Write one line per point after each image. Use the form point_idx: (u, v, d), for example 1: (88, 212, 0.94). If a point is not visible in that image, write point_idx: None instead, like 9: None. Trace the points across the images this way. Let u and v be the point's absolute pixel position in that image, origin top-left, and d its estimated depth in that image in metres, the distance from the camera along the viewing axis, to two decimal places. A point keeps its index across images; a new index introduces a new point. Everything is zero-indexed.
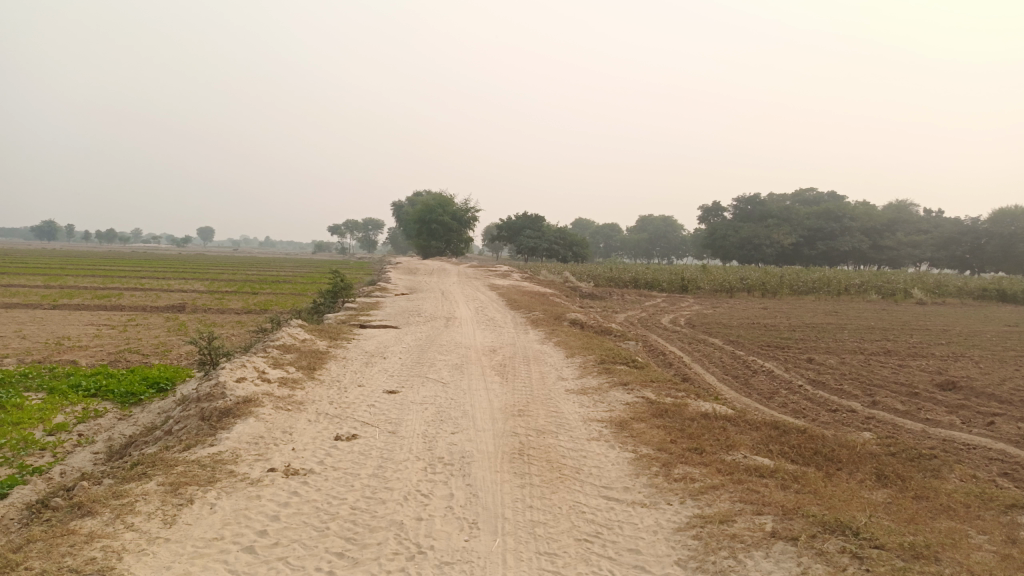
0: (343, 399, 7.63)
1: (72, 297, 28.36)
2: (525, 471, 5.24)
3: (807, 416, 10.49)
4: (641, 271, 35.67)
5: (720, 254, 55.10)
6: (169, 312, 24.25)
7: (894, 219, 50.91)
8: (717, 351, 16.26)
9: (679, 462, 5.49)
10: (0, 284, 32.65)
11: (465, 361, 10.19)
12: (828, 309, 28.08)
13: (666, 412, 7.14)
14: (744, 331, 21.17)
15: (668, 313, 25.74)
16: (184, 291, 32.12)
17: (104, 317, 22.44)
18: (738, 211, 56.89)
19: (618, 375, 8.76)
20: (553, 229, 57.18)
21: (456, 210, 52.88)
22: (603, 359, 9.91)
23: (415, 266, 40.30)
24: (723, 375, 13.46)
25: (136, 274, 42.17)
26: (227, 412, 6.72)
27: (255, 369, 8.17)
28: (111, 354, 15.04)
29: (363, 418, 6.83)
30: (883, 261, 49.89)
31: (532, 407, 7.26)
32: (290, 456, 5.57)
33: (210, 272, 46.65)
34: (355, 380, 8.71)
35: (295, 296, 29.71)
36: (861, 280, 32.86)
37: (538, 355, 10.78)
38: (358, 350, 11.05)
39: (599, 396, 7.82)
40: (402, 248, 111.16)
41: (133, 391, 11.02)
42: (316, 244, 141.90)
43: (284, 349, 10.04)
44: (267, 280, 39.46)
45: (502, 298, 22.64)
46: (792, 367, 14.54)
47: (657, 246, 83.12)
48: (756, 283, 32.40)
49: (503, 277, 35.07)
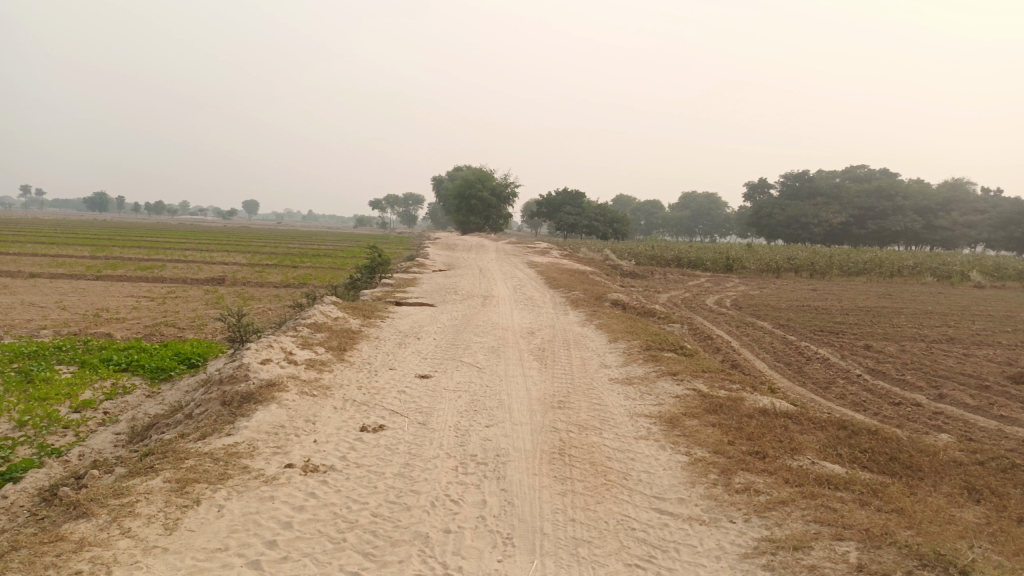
0: (372, 383, 7.18)
1: (115, 268, 28.61)
2: (567, 474, 4.70)
3: (869, 409, 9.75)
4: (684, 250, 34.71)
5: (765, 232, 53.49)
6: (208, 284, 24.26)
7: (950, 198, 48.68)
8: (766, 335, 15.47)
9: (739, 468, 4.90)
10: (49, 254, 33.26)
11: (502, 344, 9.67)
12: (881, 292, 26.84)
13: (720, 407, 6.52)
14: (794, 314, 20.24)
15: (714, 294, 24.84)
16: (224, 264, 32.22)
17: (145, 288, 22.52)
18: (785, 188, 55.07)
19: (666, 363, 8.15)
20: (593, 205, 56.18)
21: (495, 185, 52.24)
22: (649, 344, 9.29)
23: (453, 241, 39.86)
24: (774, 362, 12.72)
25: (181, 246, 42.61)
26: (249, 397, 6.31)
27: (282, 349, 7.76)
28: (147, 327, 14.93)
29: (392, 406, 6.37)
30: (937, 241, 47.79)
31: (573, 398, 6.71)
32: (310, 450, 5.11)
33: (252, 245, 46.95)
34: (386, 362, 8.27)
35: (333, 271, 29.52)
36: (916, 262, 31.36)
37: (578, 338, 10.21)
38: (391, 329, 10.62)
39: (646, 387, 7.22)
40: (442, 223, 111.16)
41: (164, 367, 10.77)
42: (358, 219, 142.89)
43: (315, 327, 9.65)
44: (307, 254, 39.43)
45: (541, 276, 22.08)
46: (848, 354, 13.71)
47: (700, 224, 81.37)
48: (805, 263, 31.17)
49: (542, 254, 34.46)
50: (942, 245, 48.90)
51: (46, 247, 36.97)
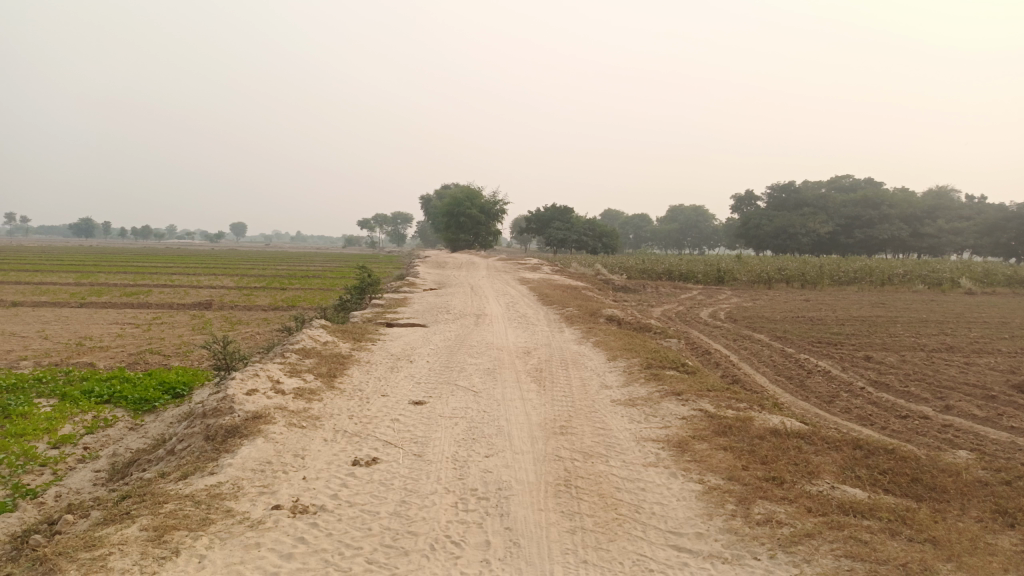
0: (364, 412, 6.85)
1: (100, 294, 28.14)
2: (575, 510, 4.40)
3: (876, 424, 9.50)
4: (675, 263, 34.56)
5: (754, 244, 53.57)
6: (195, 309, 23.84)
7: (935, 205, 48.88)
8: (765, 349, 15.24)
9: (758, 497, 4.61)
10: (32, 282, 32.70)
11: (498, 366, 9.35)
12: (874, 301, 26.72)
13: (730, 428, 6.24)
14: (789, 325, 20.05)
15: (708, 306, 24.64)
16: (212, 287, 31.80)
17: (130, 314, 22.06)
18: (772, 199, 55.25)
19: (669, 382, 7.86)
20: (582, 220, 56.11)
21: (484, 202, 52.11)
22: (650, 362, 9.00)
23: (443, 260, 39.61)
24: (775, 376, 12.47)
25: (168, 271, 42.04)
26: (234, 431, 5.96)
27: (269, 377, 7.41)
28: (132, 355, 14.51)
29: (386, 437, 6.05)
30: (924, 249, 47.99)
31: (575, 423, 6.41)
32: (299, 488, 4.79)
33: (240, 267, 46.46)
34: (378, 389, 7.94)
35: (322, 292, 29.15)
36: (906, 270, 31.33)
37: (576, 357, 9.91)
38: (382, 353, 10.29)
39: (650, 409, 6.93)
40: (431, 241, 110.96)
41: (147, 398, 10.36)
42: (347, 240, 142.61)
43: (304, 353, 9.32)
44: (296, 275, 39.05)
45: (533, 292, 21.82)
46: (848, 366, 13.48)
47: (689, 236, 81.55)
48: (796, 274, 31.06)
49: (533, 270, 34.23)
50: (928, 252, 49.03)
51: (31, 275, 36.41)
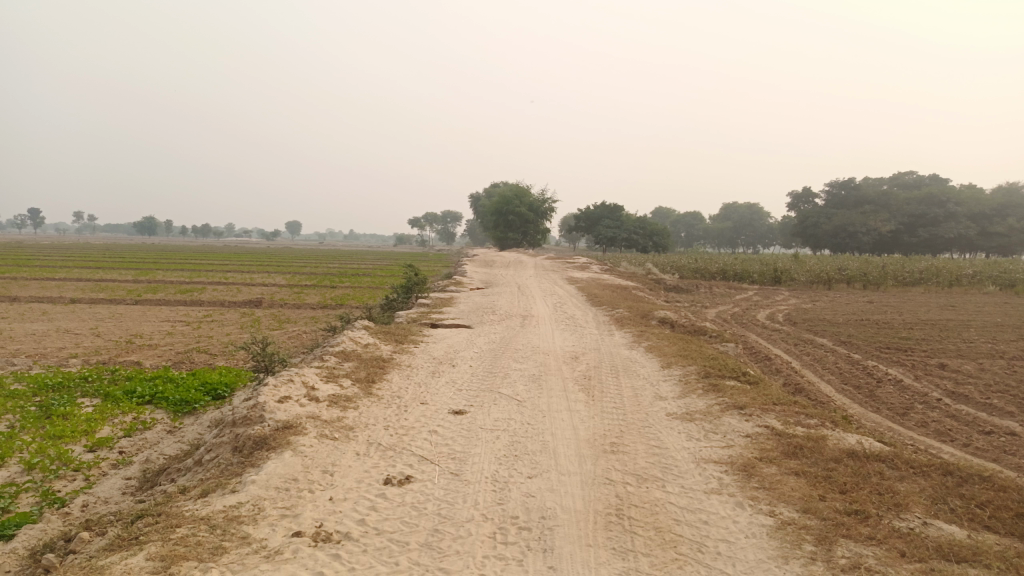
0: (401, 422, 6.43)
1: (155, 292, 28.62)
2: (628, 547, 3.88)
3: (957, 441, 8.68)
4: (729, 262, 33.49)
5: (811, 243, 51.77)
6: (245, 307, 23.97)
7: (1005, 202, 46.36)
8: (829, 354, 14.37)
9: (839, 536, 4.01)
10: (93, 279, 33.55)
11: (544, 372, 8.84)
12: (943, 303, 25.27)
13: (800, 450, 5.62)
14: (853, 329, 19.01)
15: (765, 308, 23.66)
16: (264, 285, 32.09)
17: (182, 312, 22.27)
18: (830, 196, 53.31)
19: (730, 395, 7.25)
20: (633, 218, 55.09)
21: (533, 201, 51.61)
22: (708, 371, 8.39)
23: (491, 258, 39.31)
24: (841, 386, 11.65)
25: (222, 268, 42.79)
26: (262, 442, 5.61)
27: (303, 383, 7.05)
28: (178, 354, 14.50)
29: (422, 451, 5.62)
30: (992, 248, 45.54)
31: (627, 440, 5.86)
32: (324, 511, 4.39)
33: (293, 265, 46.96)
34: (417, 395, 7.52)
35: (370, 291, 29.11)
36: (976, 271, 29.61)
37: (627, 364, 9.33)
38: (425, 356, 9.89)
39: (710, 425, 6.34)
40: (480, 239, 111.00)
41: (188, 400, 10.18)
42: (398, 237, 143.95)
43: (343, 356, 8.97)
44: (346, 274, 39.29)
45: (582, 293, 21.24)
46: (921, 375, 12.54)
47: (742, 235, 79.49)
48: (857, 274, 29.68)
49: (582, 270, 33.58)
50: (998, 252, 46.57)
51: (92, 272, 37.45)
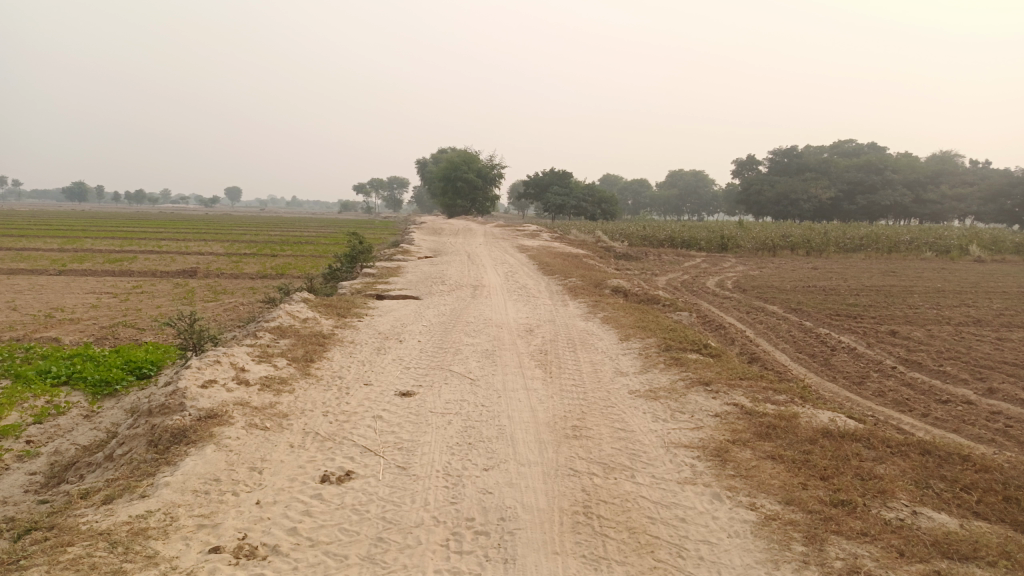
0: (341, 408, 5.83)
1: (82, 262, 26.96)
2: (600, 554, 3.42)
3: (917, 411, 8.55)
4: (677, 229, 33.47)
5: (755, 210, 52.40)
6: (179, 277, 22.72)
7: (938, 170, 47.58)
8: (781, 322, 14.27)
9: (829, 533, 3.63)
10: (13, 248, 31.45)
11: (497, 346, 8.34)
12: (884, 269, 25.69)
13: (774, 431, 5.26)
14: (802, 296, 19.05)
15: (714, 275, 23.61)
16: (201, 254, 30.63)
17: (110, 283, 20.91)
18: (774, 164, 53.95)
19: (694, 369, 6.87)
20: (581, 185, 54.70)
21: (481, 166, 50.69)
22: (669, 344, 8.00)
23: (439, 226, 38.36)
24: (796, 355, 11.49)
25: (156, 236, 40.87)
26: (182, 435, 4.95)
27: (232, 364, 6.37)
28: (102, 329, 13.44)
29: (364, 442, 5.05)
30: (926, 215, 46.82)
31: (591, 423, 5.40)
32: (250, 519, 3.80)
33: (234, 233, 45.25)
34: (360, 375, 6.91)
35: (314, 260, 28.03)
36: (913, 237, 30.24)
37: (584, 336, 8.88)
38: (369, 331, 9.26)
39: (676, 404, 5.93)
40: (428, 206, 109.43)
41: (109, 381, 9.29)
42: (343, 204, 140.89)
43: (279, 332, 8.28)
44: (288, 242, 37.95)
45: (533, 261, 20.75)
46: (873, 342, 12.50)
47: (688, 202, 80.16)
48: (801, 241, 29.97)
49: (532, 237, 33.11)
50: (931, 219, 47.90)
51: (14, 240, 35.22)
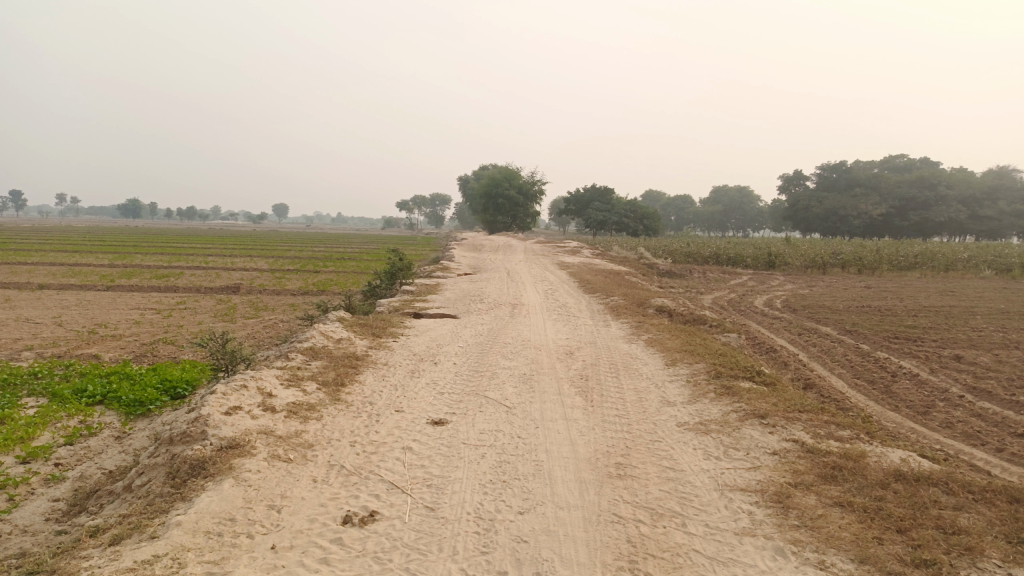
0: (370, 438, 5.51)
1: (130, 277, 27.50)
2: None
3: (992, 445, 7.87)
4: (722, 246, 32.69)
5: (802, 226, 51.09)
6: (222, 293, 22.90)
7: (996, 185, 45.74)
8: (836, 345, 13.57)
9: None
10: (67, 263, 32.26)
11: (536, 371, 7.96)
12: (942, 288, 24.56)
13: (840, 473, 4.77)
14: (856, 316, 18.23)
15: (761, 294, 22.87)
16: (245, 270, 30.99)
17: (154, 299, 21.15)
18: (821, 179, 52.64)
19: (748, 400, 6.38)
20: (623, 202, 54.12)
21: (523, 183, 50.56)
22: (719, 370, 7.52)
23: (480, 242, 38.19)
24: (854, 381, 10.83)
25: (204, 252, 41.68)
26: (200, 468, 4.68)
27: (259, 390, 6.12)
28: (141, 346, 13.45)
29: (392, 477, 4.72)
30: (983, 231, 44.98)
31: (636, 461, 4.96)
32: (264, 567, 3.49)
33: (279, 248, 45.86)
34: (392, 401, 6.60)
35: (355, 276, 28.10)
36: (971, 255, 28.93)
37: (627, 361, 8.43)
38: (404, 352, 8.96)
39: (729, 439, 5.47)
40: (469, 222, 109.98)
41: (142, 400, 9.15)
42: (386, 220, 142.48)
43: (311, 354, 8.03)
44: (331, 258, 38.23)
45: (573, 279, 20.36)
46: (937, 368, 11.74)
47: (732, 218, 78.82)
48: (852, 259, 28.92)
49: (573, 254, 32.70)
50: (988, 235, 45.99)
51: (68, 256, 36.19)
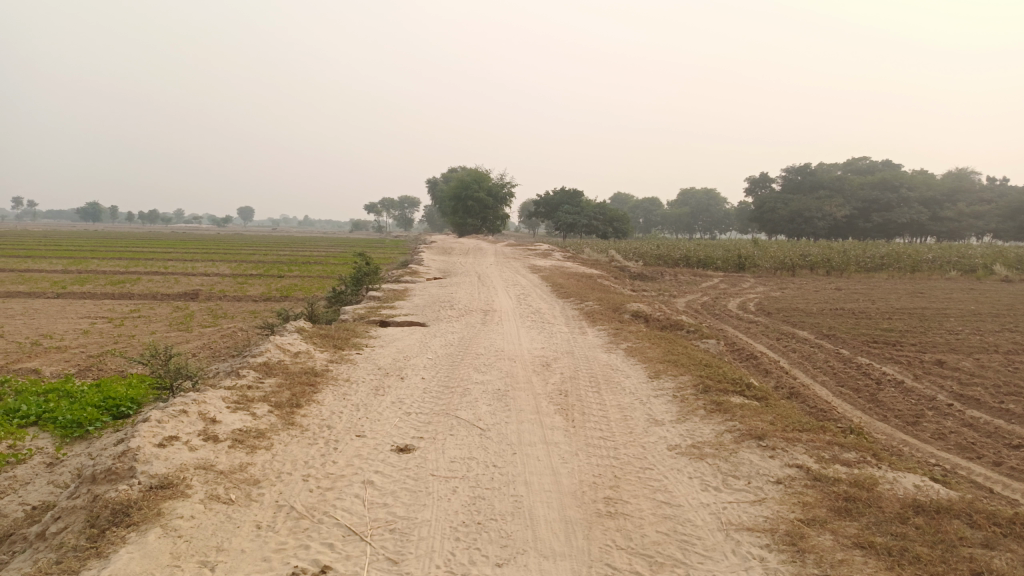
0: (326, 470, 4.87)
1: (83, 283, 26.25)
2: None
3: (989, 457, 7.47)
4: (693, 248, 32.45)
5: (768, 228, 51.31)
6: (179, 300, 21.88)
7: (955, 188, 46.36)
8: (816, 350, 13.22)
9: None
10: (16, 269, 30.76)
11: (511, 385, 7.38)
12: (911, 290, 24.53)
13: (854, 506, 4.27)
14: (831, 320, 17.95)
15: (735, 297, 22.55)
16: (206, 275, 29.86)
17: (107, 307, 20.09)
18: (787, 181, 52.98)
19: (742, 418, 5.88)
20: (593, 204, 53.78)
21: (492, 185, 49.96)
22: (707, 384, 7.01)
23: (449, 245, 37.50)
24: (838, 389, 10.41)
25: (165, 256, 40.29)
26: (124, 513, 3.99)
27: (200, 417, 5.44)
28: (87, 359, 12.53)
29: (349, 520, 4.10)
30: (943, 233, 45.51)
31: (628, 495, 4.40)
32: None
33: (243, 252, 44.51)
34: (352, 425, 5.93)
35: (321, 281, 27.23)
36: (936, 256, 29.05)
37: (607, 373, 7.89)
38: (368, 366, 8.30)
39: (727, 464, 4.96)
40: (438, 225, 109.06)
41: (79, 421, 8.28)
42: (355, 223, 140.92)
43: (266, 371, 7.33)
44: (297, 262, 37.15)
45: (546, 283, 19.81)
46: (920, 374, 11.39)
47: (700, 220, 79.21)
48: (821, 260, 28.86)
49: (544, 257, 32.20)
50: (948, 237, 46.57)
51: (19, 261, 34.61)
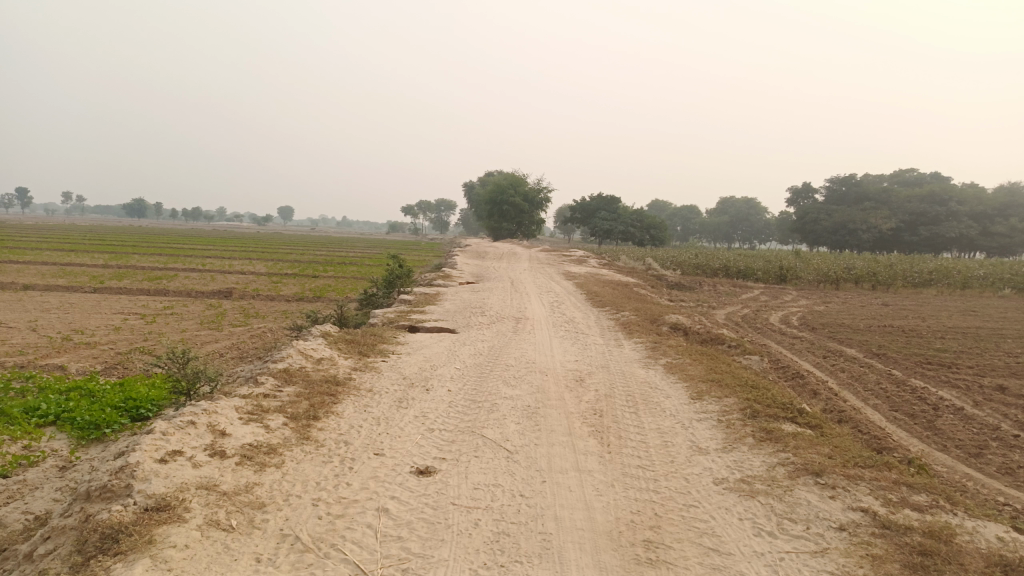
0: (339, 493, 4.47)
1: (121, 278, 26.46)
2: None
3: None
4: (732, 258, 31.58)
5: (810, 239, 49.97)
6: (213, 298, 21.85)
7: (1008, 202, 44.56)
8: (866, 371, 12.48)
9: None
10: (58, 262, 31.21)
11: (542, 402, 6.92)
12: (962, 308, 23.42)
13: (933, 563, 3.72)
14: (879, 338, 17.10)
15: (777, 310, 21.72)
16: (241, 273, 29.95)
17: (141, 303, 20.13)
18: (830, 192, 51.63)
19: (796, 450, 5.33)
20: (630, 211, 53.07)
21: (528, 190, 49.57)
22: (755, 409, 6.45)
23: (483, 249, 37.17)
24: (892, 415, 9.70)
25: (203, 253, 40.67)
26: (113, 539, 3.61)
27: (208, 429, 5.09)
28: (114, 357, 12.38)
29: (357, 556, 3.69)
30: (994, 248, 43.77)
31: (671, 539, 3.90)
32: None
33: (281, 252, 44.79)
34: (370, 442, 5.53)
35: (354, 283, 27.07)
36: (989, 272, 27.74)
37: (645, 392, 7.37)
38: (393, 376, 7.90)
39: (781, 504, 4.43)
40: (474, 229, 109.14)
41: (97, 423, 8.02)
42: (392, 225, 141.94)
43: (286, 378, 6.99)
44: (332, 262, 37.14)
45: (581, 291, 19.29)
46: (981, 401, 10.58)
47: (738, 230, 77.81)
48: (867, 274, 27.79)
49: (579, 263, 31.64)
50: (999, 253, 44.77)
51: (63, 255, 35.19)
